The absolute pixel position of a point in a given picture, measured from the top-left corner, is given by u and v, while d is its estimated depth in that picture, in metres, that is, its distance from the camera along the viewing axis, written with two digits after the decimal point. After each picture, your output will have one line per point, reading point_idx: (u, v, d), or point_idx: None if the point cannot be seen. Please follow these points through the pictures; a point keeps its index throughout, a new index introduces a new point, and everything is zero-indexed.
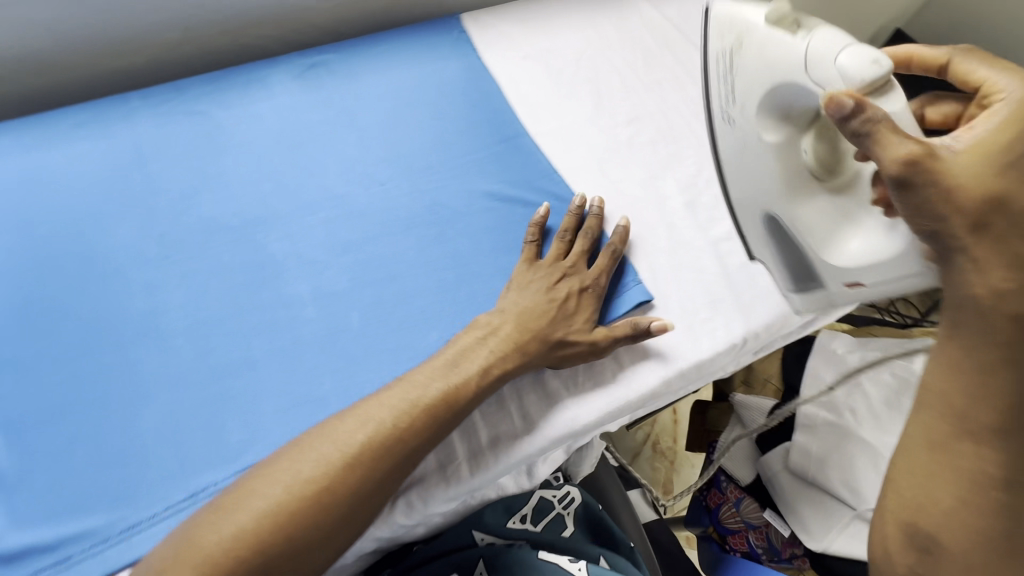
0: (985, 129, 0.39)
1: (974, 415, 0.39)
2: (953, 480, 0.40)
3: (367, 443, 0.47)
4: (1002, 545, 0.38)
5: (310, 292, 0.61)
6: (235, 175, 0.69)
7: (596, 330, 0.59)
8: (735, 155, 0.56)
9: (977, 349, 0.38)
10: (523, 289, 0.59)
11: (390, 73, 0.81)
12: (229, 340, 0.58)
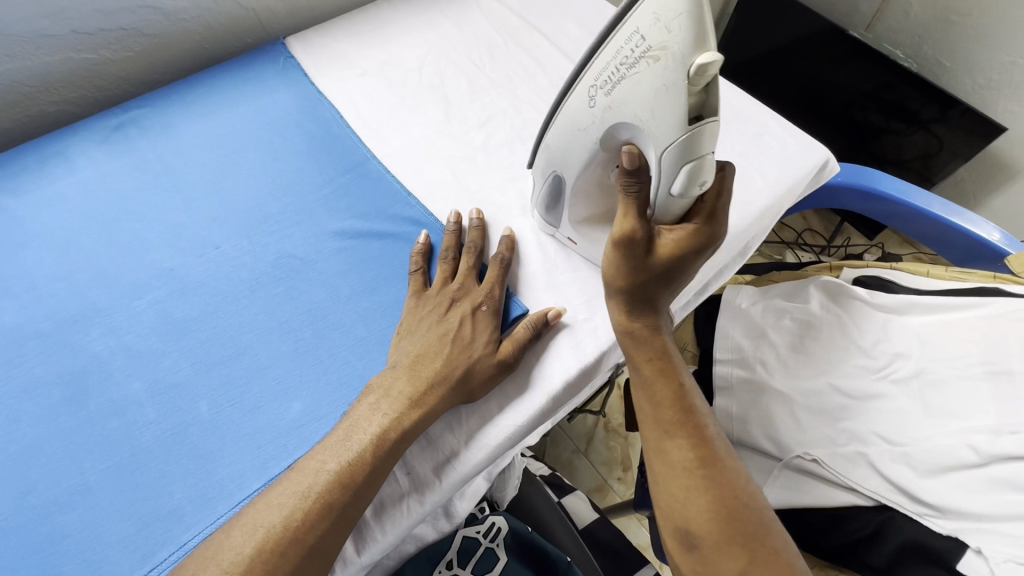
0: (675, 243, 0.46)
1: (660, 414, 0.50)
2: (675, 472, 0.48)
3: (258, 556, 0.42)
4: (727, 513, 0.46)
5: (147, 389, 0.54)
6: (37, 271, 0.60)
7: (500, 346, 0.55)
8: (570, 125, 0.48)
9: (642, 365, 0.52)
10: (409, 333, 0.55)
11: (213, 118, 0.73)
12: (53, 470, 0.50)
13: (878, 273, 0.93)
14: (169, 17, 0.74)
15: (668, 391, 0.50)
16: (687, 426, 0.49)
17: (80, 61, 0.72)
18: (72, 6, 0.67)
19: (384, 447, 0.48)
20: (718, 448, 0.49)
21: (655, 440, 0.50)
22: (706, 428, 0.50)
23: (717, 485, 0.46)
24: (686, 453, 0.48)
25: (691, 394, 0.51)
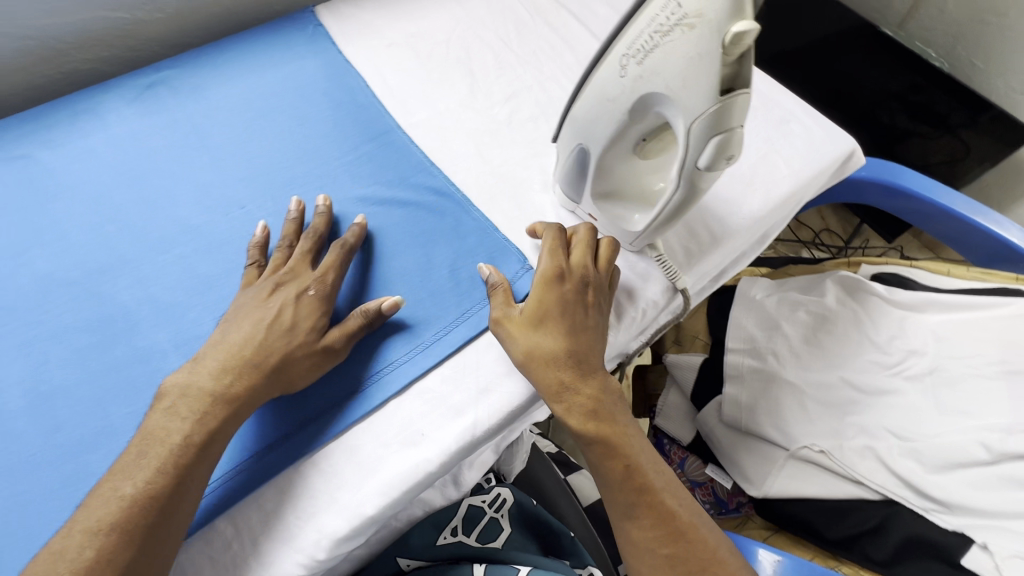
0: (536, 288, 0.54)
1: (620, 495, 0.50)
2: (641, 551, 0.50)
3: None
4: None
5: (173, 340, 0.55)
6: (69, 222, 0.61)
7: (319, 336, 0.52)
8: (597, 95, 0.48)
9: (590, 447, 0.51)
10: (231, 321, 0.52)
11: (243, 83, 0.74)
12: (82, 411, 0.51)
13: (897, 270, 0.92)
14: None
15: (619, 475, 0.50)
16: (644, 510, 0.49)
17: (114, 19, 0.73)
18: None
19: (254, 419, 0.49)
20: (679, 521, 0.50)
21: (616, 517, 0.51)
22: (665, 503, 0.50)
23: (681, 562, 0.49)
24: (649, 534, 0.49)
25: (642, 471, 0.50)
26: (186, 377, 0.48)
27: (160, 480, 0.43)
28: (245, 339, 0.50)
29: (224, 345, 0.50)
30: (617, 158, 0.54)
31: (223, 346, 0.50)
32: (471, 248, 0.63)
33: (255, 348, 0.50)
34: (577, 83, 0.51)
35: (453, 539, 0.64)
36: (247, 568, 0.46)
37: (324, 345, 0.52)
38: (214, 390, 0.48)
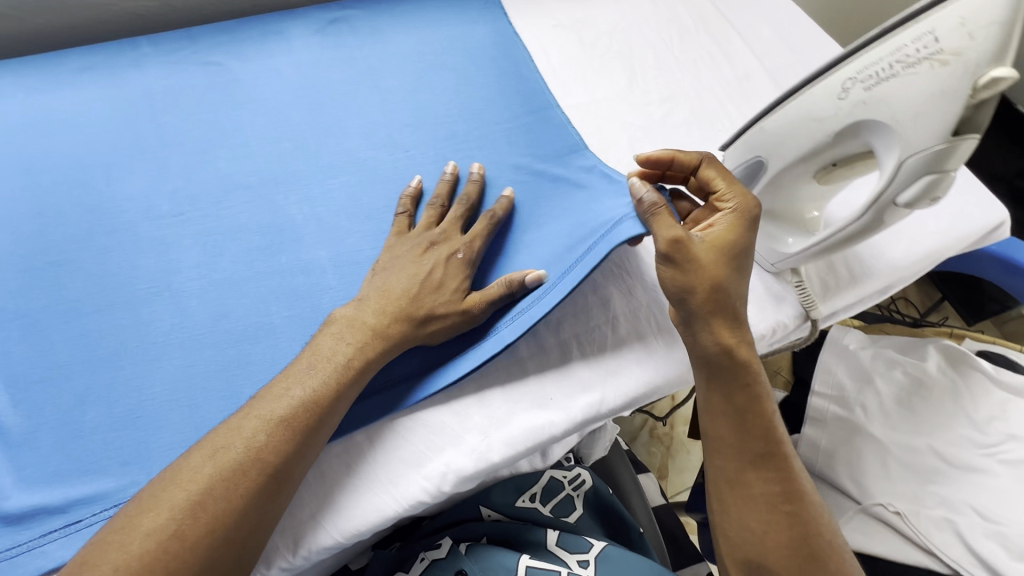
0: (720, 226, 0.54)
1: (748, 446, 0.53)
2: (755, 503, 0.53)
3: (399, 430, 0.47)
4: (802, 544, 0.51)
5: (334, 260, 0.59)
6: (251, 132, 0.66)
7: (464, 297, 0.54)
8: (800, 112, 0.49)
9: (733, 396, 0.54)
10: (393, 267, 0.55)
11: (417, 35, 0.77)
12: (246, 306, 0.55)
13: (1004, 350, 0.90)
14: None
15: (760, 427, 0.54)
16: (772, 463, 0.53)
17: None
18: None
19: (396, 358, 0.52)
20: (799, 484, 0.53)
21: (736, 471, 0.53)
22: (788, 463, 0.54)
23: (799, 521, 0.52)
24: (771, 489, 0.52)
25: (774, 426, 0.54)
26: (354, 311, 0.51)
27: (327, 388, 0.47)
28: (415, 276, 0.54)
29: (398, 280, 0.53)
30: (792, 179, 0.55)
31: (383, 290, 0.53)
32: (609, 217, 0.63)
33: (421, 292, 0.53)
34: (776, 97, 0.51)
35: (530, 504, 0.67)
36: (378, 483, 0.49)
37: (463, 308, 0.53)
38: (377, 317, 0.51)
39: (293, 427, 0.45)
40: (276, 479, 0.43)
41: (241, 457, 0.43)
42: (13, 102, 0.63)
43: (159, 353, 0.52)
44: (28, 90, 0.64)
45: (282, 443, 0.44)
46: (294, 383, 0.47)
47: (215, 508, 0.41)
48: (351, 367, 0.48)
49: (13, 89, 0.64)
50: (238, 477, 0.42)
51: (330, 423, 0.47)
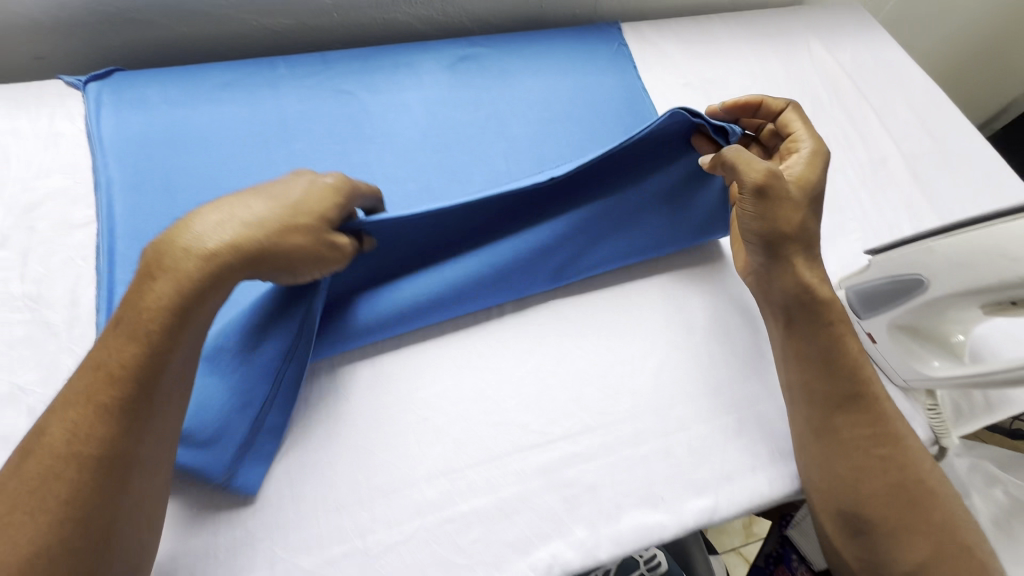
0: (800, 167, 0.57)
1: (835, 389, 0.52)
2: (849, 450, 0.51)
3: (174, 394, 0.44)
4: (906, 494, 0.49)
5: (455, 320, 0.58)
6: (378, 168, 0.65)
7: (275, 241, 0.45)
8: (989, 245, 0.48)
9: (814, 339, 0.54)
10: (250, 197, 0.46)
11: (545, 81, 0.75)
12: (365, 355, 0.55)
13: None
14: None
15: (849, 372, 0.52)
16: (865, 409, 0.52)
17: None
18: None
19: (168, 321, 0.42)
20: (891, 428, 0.51)
21: (824, 418, 0.52)
22: (880, 407, 0.52)
23: (898, 467, 0.50)
24: (862, 432, 0.51)
25: (861, 368, 0.53)
26: (179, 238, 0.44)
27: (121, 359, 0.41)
28: (282, 207, 0.46)
29: (239, 214, 0.45)
30: (954, 306, 0.52)
31: (232, 210, 0.45)
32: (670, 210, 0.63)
33: (267, 236, 0.45)
34: (960, 222, 0.50)
35: None
36: (480, 564, 0.48)
37: (289, 259, 0.46)
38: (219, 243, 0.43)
39: (119, 403, 0.41)
40: (111, 472, 0.40)
41: (54, 462, 0.39)
42: (155, 113, 0.65)
43: None
44: (170, 102, 0.66)
45: (99, 430, 0.40)
46: (129, 342, 0.42)
47: (43, 531, 0.37)
48: (175, 310, 0.42)
49: (157, 99, 0.66)
50: (52, 486, 0.38)
51: (161, 392, 0.43)
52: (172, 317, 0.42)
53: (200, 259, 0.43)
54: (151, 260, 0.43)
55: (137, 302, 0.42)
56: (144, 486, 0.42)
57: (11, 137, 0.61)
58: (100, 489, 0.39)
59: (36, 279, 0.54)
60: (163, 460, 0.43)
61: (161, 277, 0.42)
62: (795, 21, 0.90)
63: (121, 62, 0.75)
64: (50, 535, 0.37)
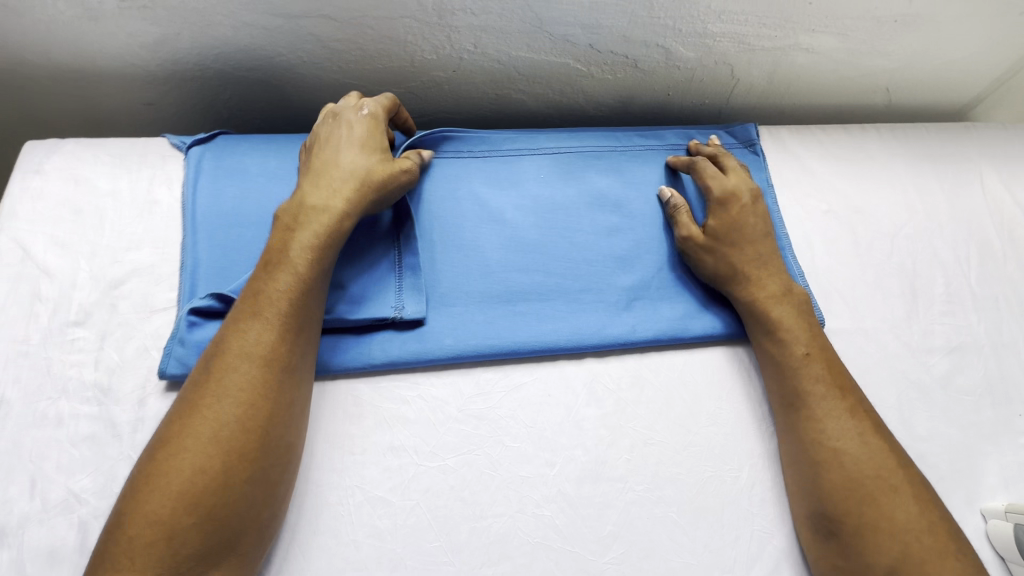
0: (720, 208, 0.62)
1: (784, 384, 0.54)
2: (805, 448, 0.51)
3: (289, 357, 0.48)
4: (866, 492, 0.49)
5: (537, 485, 0.51)
6: (474, 271, 0.60)
7: (360, 175, 0.54)
8: None
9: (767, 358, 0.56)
10: (335, 149, 0.55)
11: (668, 195, 0.67)
12: (430, 511, 0.49)
13: None
14: (668, 61, 0.71)
15: (794, 372, 0.54)
16: (813, 407, 0.52)
17: (570, 68, 0.71)
18: (610, 23, 0.65)
19: (299, 287, 0.49)
20: (847, 422, 0.51)
21: (783, 417, 0.54)
22: (828, 403, 0.52)
23: (853, 466, 0.50)
24: (825, 426, 0.51)
25: (813, 367, 0.54)
26: (301, 198, 0.53)
27: (263, 324, 0.48)
28: (356, 145, 0.55)
29: (344, 167, 0.54)
30: None
31: (326, 159, 0.55)
32: None
33: (360, 175, 0.54)
34: None
35: None
36: None
37: (388, 191, 0.55)
38: (332, 194, 0.53)
39: (276, 316, 0.48)
40: (274, 373, 0.47)
41: (234, 358, 0.46)
42: (249, 185, 0.61)
43: (335, 550, 0.47)
44: (265, 174, 0.62)
45: (265, 336, 0.47)
46: (286, 264, 0.50)
47: (224, 414, 0.45)
48: (303, 282, 0.49)
49: (253, 170, 0.62)
50: (229, 376, 0.46)
51: (292, 358, 0.48)
52: (320, 249, 0.51)
53: (342, 208, 0.52)
54: (289, 215, 0.52)
55: (289, 244, 0.51)
56: (297, 393, 0.48)
57: (109, 199, 0.59)
58: (265, 384, 0.46)
59: (109, 367, 0.52)
60: (309, 375, 0.50)
61: (303, 228, 0.51)
62: (965, 142, 0.77)
63: (227, 113, 0.73)
64: (228, 419, 0.45)
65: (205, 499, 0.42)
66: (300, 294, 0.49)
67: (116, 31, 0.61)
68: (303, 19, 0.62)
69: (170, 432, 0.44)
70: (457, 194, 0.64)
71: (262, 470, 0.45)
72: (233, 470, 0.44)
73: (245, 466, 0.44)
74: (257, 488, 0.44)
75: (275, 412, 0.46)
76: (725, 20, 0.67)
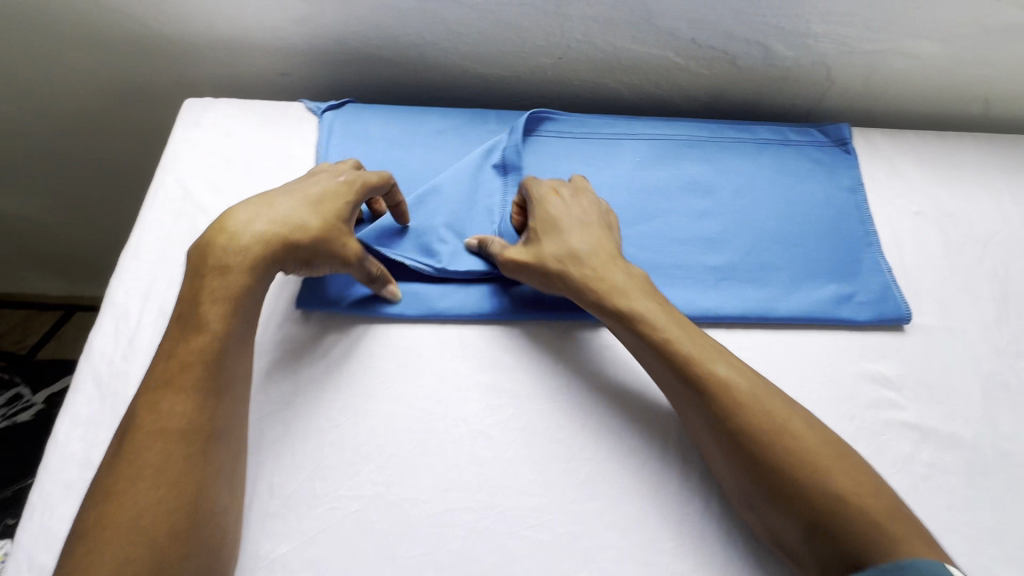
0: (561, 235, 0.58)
1: (703, 434, 0.51)
2: (760, 499, 0.47)
3: (218, 372, 0.47)
4: (833, 529, 0.43)
5: (624, 436, 0.55)
6: None
7: (282, 225, 0.51)
8: None
9: (683, 408, 0.52)
10: (282, 193, 0.54)
11: (759, 187, 0.70)
12: (525, 448, 0.54)
13: None
14: (766, 60, 0.74)
15: (708, 417, 0.49)
16: (698, 388, 0.50)
17: (669, 62, 0.75)
18: (715, 20, 0.69)
19: (222, 312, 0.48)
20: (765, 452, 0.46)
21: (728, 476, 0.50)
22: (748, 442, 0.47)
23: (751, 440, 0.47)
24: (753, 473, 0.47)
25: (722, 401, 0.49)
26: (210, 236, 0.50)
27: (182, 361, 0.46)
28: (308, 199, 0.54)
29: (277, 212, 0.51)
30: None
31: (262, 201, 0.53)
32: (810, 192, 0.70)
33: (287, 223, 0.51)
34: None
35: None
36: None
37: (306, 258, 0.52)
38: (250, 240, 0.50)
39: (196, 379, 0.46)
40: (203, 394, 0.45)
41: (149, 419, 0.44)
42: (374, 148, 0.68)
43: (440, 471, 0.52)
44: (388, 140, 0.69)
45: (181, 408, 0.44)
46: (204, 329, 0.47)
47: (151, 469, 0.42)
48: (231, 305, 0.48)
49: (377, 136, 0.69)
50: (147, 437, 0.43)
51: (225, 377, 0.47)
52: (235, 307, 0.48)
53: (255, 250, 0.49)
54: (200, 254, 0.50)
55: (201, 300, 0.48)
56: (225, 457, 0.46)
57: (255, 152, 0.67)
58: (189, 455, 0.43)
59: None
60: (239, 438, 0.47)
61: (220, 281, 0.48)
62: None
63: (348, 86, 0.81)
64: (157, 483, 0.42)
65: (148, 559, 0.40)
66: (227, 313, 0.48)
67: (272, 6, 0.69)
68: (433, 3, 0.68)
69: (86, 524, 0.41)
70: (560, 169, 0.69)
71: (208, 495, 0.44)
72: (176, 512, 0.41)
73: (177, 543, 0.41)
74: (203, 520, 0.43)
75: (209, 425, 0.45)
76: (829, 22, 0.69)
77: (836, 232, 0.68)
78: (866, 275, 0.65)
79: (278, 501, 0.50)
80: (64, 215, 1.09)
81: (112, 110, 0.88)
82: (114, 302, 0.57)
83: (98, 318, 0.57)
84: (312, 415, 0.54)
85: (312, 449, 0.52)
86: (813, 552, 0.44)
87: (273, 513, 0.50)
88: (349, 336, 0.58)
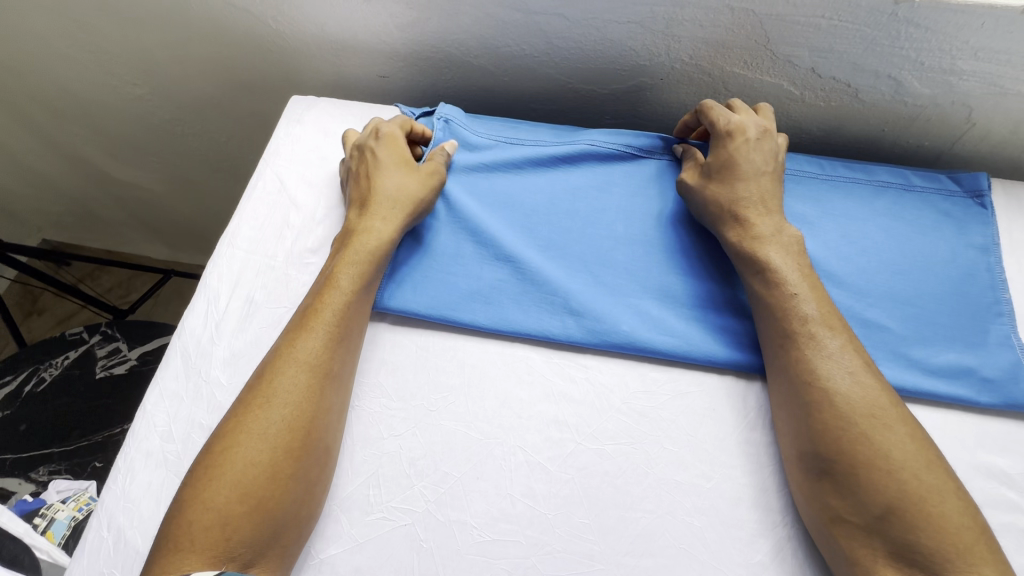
0: (745, 163, 0.59)
1: (803, 424, 0.50)
2: (845, 494, 0.46)
3: (340, 317, 0.54)
4: (926, 539, 0.43)
5: (691, 494, 0.51)
6: (650, 272, 0.61)
7: (393, 204, 0.59)
8: None
9: (786, 395, 0.51)
10: (378, 174, 0.61)
11: (872, 234, 0.63)
12: (582, 489, 0.52)
13: None
14: (896, 95, 0.67)
15: (823, 404, 0.49)
16: (820, 380, 0.49)
17: (782, 90, 0.70)
18: (842, 48, 0.63)
19: (355, 270, 0.56)
20: (877, 454, 0.46)
21: (802, 464, 0.50)
22: (867, 437, 0.47)
23: (845, 404, 0.48)
24: (854, 465, 0.46)
25: (844, 395, 0.48)
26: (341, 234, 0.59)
27: (314, 308, 0.54)
28: (385, 175, 0.60)
29: (382, 195, 0.59)
30: None
31: (358, 196, 0.60)
32: (934, 247, 0.62)
33: (398, 203, 0.59)
34: None
35: None
36: None
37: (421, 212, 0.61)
38: (372, 222, 0.58)
39: (325, 323, 0.53)
40: (328, 340, 0.52)
41: (289, 355, 0.51)
42: (459, 153, 0.67)
43: (492, 498, 0.51)
44: (473, 144, 0.68)
45: (314, 345, 0.52)
46: (337, 285, 0.55)
47: (283, 398, 0.49)
48: (359, 264, 0.56)
49: (463, 139, 0.68)
50: (282, 369, 0.51)
51: (344, 323, 0.54)
52: (360, 269, 0.56)
53: (382, 228, 0.58)
54: (338, 241, 0.59)
55: (337, 261, 0.57)
56: (338, 397, 0.52)
57: None
58: (310, 385, 0.50)
59: None
60: (349, 385, 0.53)
61: (355, 248, 0.57)
62: None
63: (442, 92, 0.82)
64: (283, 408, 0.49)
65: (264, 472, 0.47)
66: (355, 273, 0.56)
67: (380, 12, 0.70)
68: (537, 16, 0.67)
69: (228, 427, 0.49)
70: (645, 194, 0.66)
71: (323, 432, 0.50)
72: (291, 440, 0.48)
73: (291, 461, 0.47)
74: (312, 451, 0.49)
75: (330, 365, 0.52)
76: (980, 58, 0.61)
77: (960, 296, 0.60)
78: (993, 351, 0.57)
79: (333, 503, 0.51)
80: (174, 189, 1.18)
81: (224, 96, 0.94)
82: (207, 285, 0.61)
83: (192, 300, 0.60)
84: (373, 421, 0.54)
85: (370, 456, 0.53)
86: (864, 532, 0.45)
87: (327, 514, 0.50)
88: (418, 346, 0.58)
